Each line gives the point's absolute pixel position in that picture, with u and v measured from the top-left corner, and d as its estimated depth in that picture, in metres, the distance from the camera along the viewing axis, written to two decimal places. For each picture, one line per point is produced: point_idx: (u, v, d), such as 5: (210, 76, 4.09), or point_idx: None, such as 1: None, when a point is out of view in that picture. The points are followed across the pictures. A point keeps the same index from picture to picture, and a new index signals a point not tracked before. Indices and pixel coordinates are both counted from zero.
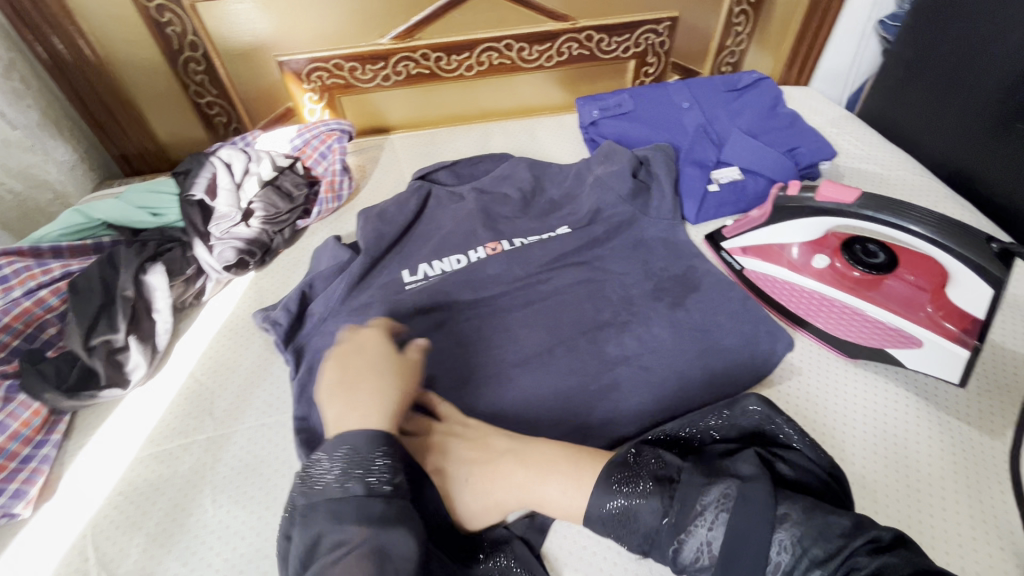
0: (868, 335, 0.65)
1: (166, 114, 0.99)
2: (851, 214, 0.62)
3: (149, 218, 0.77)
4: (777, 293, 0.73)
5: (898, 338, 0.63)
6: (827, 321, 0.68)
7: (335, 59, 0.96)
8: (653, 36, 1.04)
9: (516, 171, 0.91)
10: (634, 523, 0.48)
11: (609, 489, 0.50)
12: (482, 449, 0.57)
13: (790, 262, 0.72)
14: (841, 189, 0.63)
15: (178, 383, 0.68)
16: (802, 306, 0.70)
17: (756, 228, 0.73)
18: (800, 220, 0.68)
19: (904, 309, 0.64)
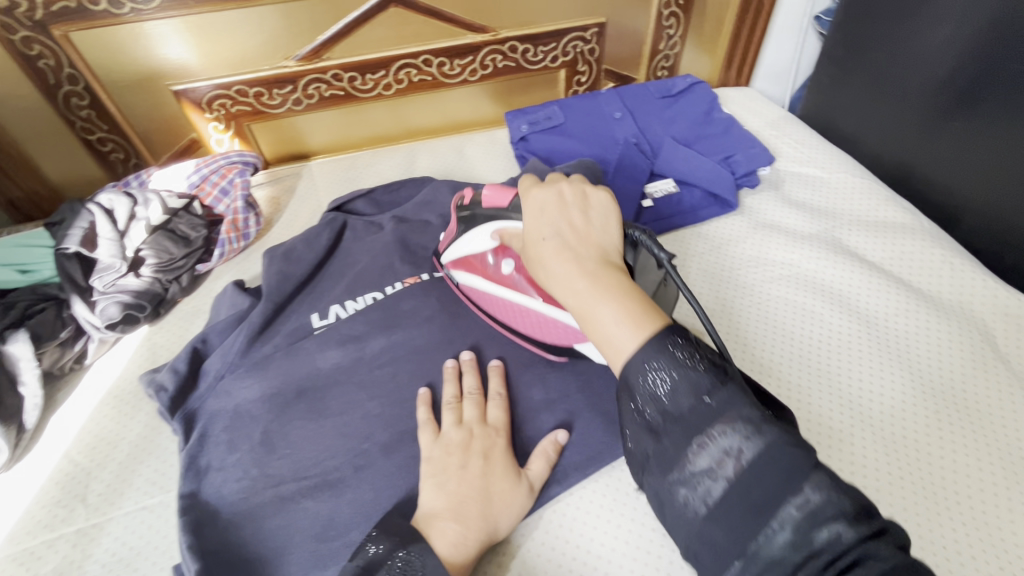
0: (561, 336, 0.63)
1: (57, 156, 0.90)
2: (509, 216, 0.61)
3: (18, 276, 0.68)
4: (492, 311, 0.69)
5: (573, 334, 0.62)
6: (531, 330, 0.66)
7: (237, 85, 0.89)
8: (581, 43, 0.99)
9: (438, 197, 0.86)
10: (670, 391, 0.37)
11: (665, 344, 0.38)
12: (576, 238, 0.46)
13: (487, 271, 0.67)
14: (498, 193, 0.64)
15: (51, 464, 0.60)
16: (513, 318, 0.67)
17: (456, 240, 0.70)
18: (475, 232, 0.66)
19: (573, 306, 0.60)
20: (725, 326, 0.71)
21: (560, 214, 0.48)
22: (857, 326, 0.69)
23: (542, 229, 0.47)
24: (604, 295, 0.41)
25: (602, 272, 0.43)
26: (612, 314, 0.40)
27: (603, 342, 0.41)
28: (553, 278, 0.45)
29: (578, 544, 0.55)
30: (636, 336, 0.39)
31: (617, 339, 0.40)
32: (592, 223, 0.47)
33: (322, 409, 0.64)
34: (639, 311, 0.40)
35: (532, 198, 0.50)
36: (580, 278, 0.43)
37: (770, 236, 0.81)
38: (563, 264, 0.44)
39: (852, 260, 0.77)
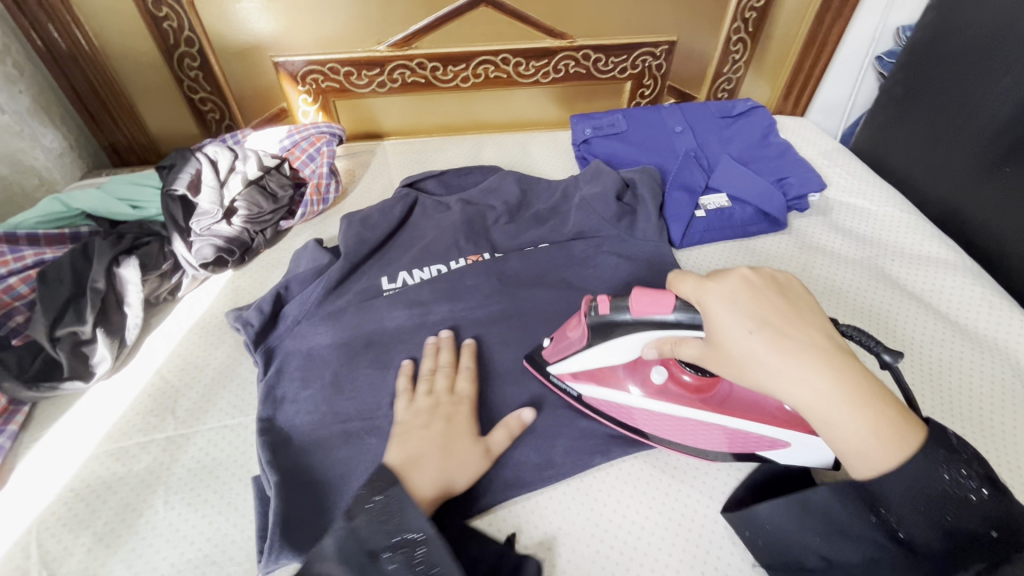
0: (735, 444, 0.59)
1: (161, 109, 1.00)
2: (672, 323, 0.51)
3: (129, 210, 0.76)
4: (632, 425, 0.62)
5: (766, 442, 0.57)
6: (684, 438, 0.61)
7: (331, 63, 0.96)
8: (650, 58, 1.05)
9: (504, 185, 0.92)
10: (940, 514, 0.40)
11: (933, 462, 0.41)
12: (789, 322, 0.44)
13: (626, 385, 0.61)
14: (655, 297, 0.52)
15: (144, 379, 0.66)
16: (670, 431, 0.61)
17: (576, 354, 0.61)
18: (617, 342, 0.57)
19: (745, 409, 0.57)
20: None
21: (757, 302, 0.45)
22: (892, 348, 0.73)
23: (749, 318, 0.44)
24: (850, 399, 0.41)
25: (841, 364, 0.42)
26: (864, 426, 0.41)
27: (852, 453, 0.42)
28: (787, 382, 0.42)
29: (616, 510, 0.58)
30: (897, 452, 0.41)
31: (875, 451, 0.41)
32: (800, 312, 0.46)
33: (386, 361, 0.69)
34: (898, 421, 0.41)
35: (709, 292, 0.47)
36: (819, 376, 0.42)
37: (817, 258, 0.85)
38: (805, 369, 0.42)
39: (894, 290, 0.80)
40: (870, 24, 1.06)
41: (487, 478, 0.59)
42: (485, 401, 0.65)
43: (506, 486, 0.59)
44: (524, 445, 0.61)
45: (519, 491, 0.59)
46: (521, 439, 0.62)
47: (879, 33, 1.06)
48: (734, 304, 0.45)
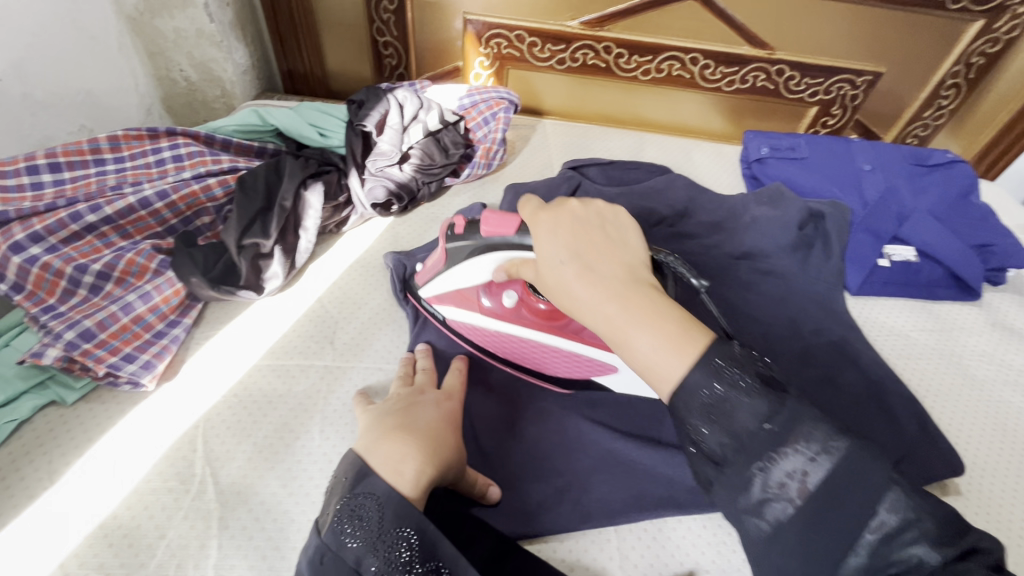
0: (574, 370, 0.60)
1: (343, 47, 1.01)
2: (518, 245, 0.50)
3: (316, 136, 0.77)
4: (489, 347, 0.62)
5: (597, 367, 0.59)
6: (546, 365, 0.61)
7: (519, 30, 0.94)
8: (847, 87, 0.97)
9: (671, 188, 0.87)
10: (731, 421, 0.36)
11: (712, 369, 0.36)
12: (596, 245, 0.42)
13: (485, 308, 0.61)
14: (504, 218, 0.50)
15: (306, 304, 0.67)
16: (530, 358, 0.61)
17: (440, 274, 0.60)
18: (472, 264, 0.55)
19: (594, 338, 0.59)
20: (948, 408, 0.68)
21: (585, 235, 0.42)
22: None
23: (572, 246, 0.42)
24: (636, 319, 0.39)
25: (632, 291, 0.40)
26: (650, 342, 0.38)
27: (643, 369, 0.39)
28: (576, 304, 0.40)
29: None
30: (677, 360, 0.37)
31: (667, 367, 0.38)
32: (612, 244, 0.42)
33: None
34: (677, 332, 0.38)
35: (539, 223, 0.44)
36: (609, 301, 0.39)
37: (1010, 339, 0.77)
38: (581, 288, 0.40)
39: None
40: None
41: (640, 490, 0.55)
42: (643, 408, 0.61)
43: (660, 503, 0.54)
44: (682, 465, 0.57)
45: (673, 513, 0.54)
46: (679, 457, 0.57)
47: None
48: (561, 232, 0.43)
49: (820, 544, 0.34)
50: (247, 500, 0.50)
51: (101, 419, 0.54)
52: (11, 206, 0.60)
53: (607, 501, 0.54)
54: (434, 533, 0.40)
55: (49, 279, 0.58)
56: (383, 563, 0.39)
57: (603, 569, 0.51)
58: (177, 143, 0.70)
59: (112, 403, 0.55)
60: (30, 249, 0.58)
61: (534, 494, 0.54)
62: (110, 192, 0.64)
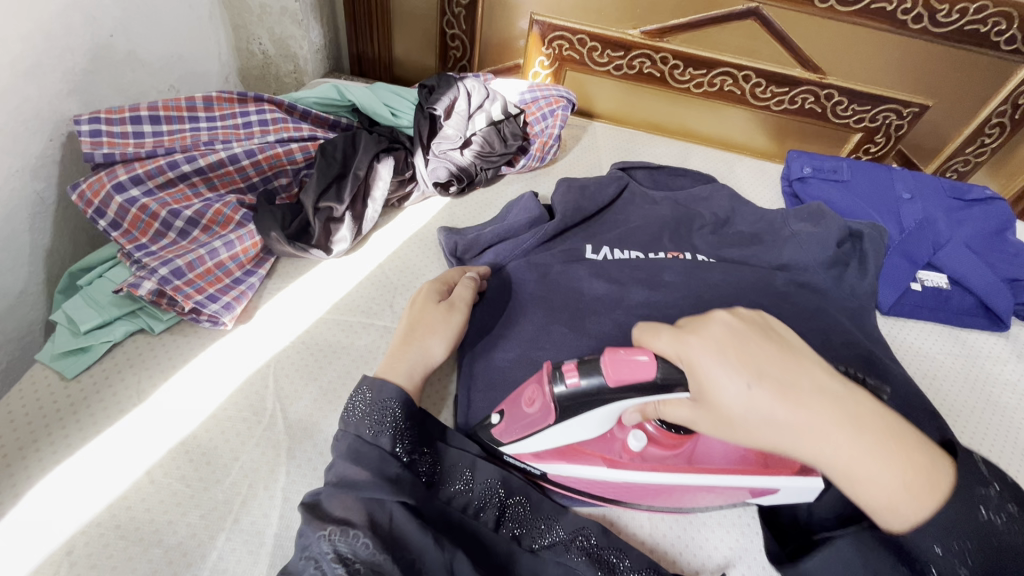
0: (718, 502, 0.54)
1: (412, 36, 1.06)
2: (658, 388, 0.45)
3: (388, 115, 0.82)
4: (602, 492, 0.55)
5: (749, 494, 0.53)
6: (680, 499, 0.54)
7: (582, 34, 0.99)
8: (893, 116, 1.00)
9: (715, 197, 0.90)
10: (1009, 547, 0.40)
11: (966, 502, 0.40)
12: (783, 362, 0.41)
13: (602, 454, 0.54)
14: (642, 364, 0.44)
15: (369, 268, 0.72)
16: (652, 495, 0.54)
17: (539, 432, 0.51)
18: (586, 417, 0.48)
19: (725, 462, 0.53)
20: (970, 428, 0.70)
21: (764, 349, 0.41)
22: None
23: (738, 356, 0.40)
24: (888, 450, 0.39)
25: (848, 402, 0.40)
26: (892, 476, 0.39)
27: (844, 476, 0.40)
28: (776, 430, 0.40)
29: None
30: (929, 501, 0.40)
31: (913, 511, 0.40)
32: (789, 355, 0.42)
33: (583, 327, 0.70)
34: (925, 463, 0.40)
35: (690, 344, 0.42)
36: (829, 426, 0.39)
37: None
38: (788, 418, 0.39)
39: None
40: None
41: None
42: None
43: None
44: None
45: None
46: None
47: None
48: (749, 350, 0.41)
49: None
50: (312, 436, 0.55)
51: (183, 350, 0.59)
52: (116, 149, 0.65)
53: None
54: (413, 404, 0.52)
55: (144, 220, 0.64)
56: (376, 423, 0.50)
57: (634, 535, 0.55)
58: (264, 108, 0.75)
59: (193, 337, 0.60)
60: (130, 191, 0.63)
61: None
62: (204, 146, 0.69)
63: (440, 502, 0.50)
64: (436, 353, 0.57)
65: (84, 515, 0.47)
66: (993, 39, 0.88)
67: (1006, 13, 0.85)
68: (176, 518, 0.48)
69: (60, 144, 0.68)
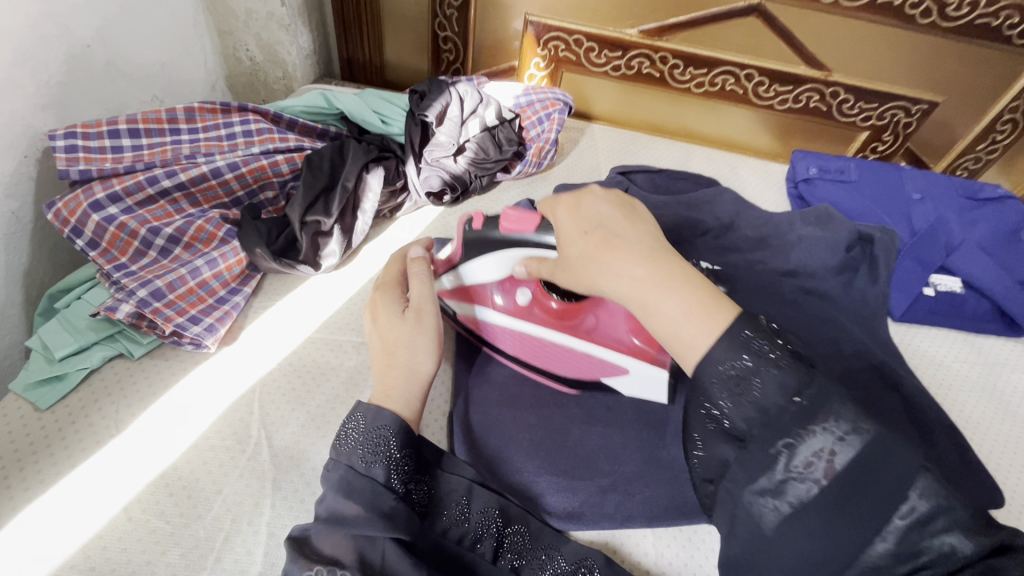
0: (583, 373, 0.62)
1: (403, 39, 1.04)
2: (534, 242, 0.55)
3: (378, 123, 0.79)
4: (499, 343, 0.64)
5: (607, 369, 0.62)
6: (555, 365, 0.63)
7: (578, 34, 0.96)
8: (901, 114, 0.97)
9: (717, 201, 0.87)
10: (751, 394, 0.37)
11: (738, 338, 0.38)
12: (617, 222, 0.47)
13: (499, 307, 0.64)
14: (523, 216, 0.55)
15: (359, 283, 0.69)
16: (539, 355, 0.63)
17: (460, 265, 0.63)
18: (488, 257, 0.59)
19: (605, 339, 0.63)
20: (988, 440, 0.67)
21: (609, 215, 0.48)
22: None
23: (583, 225, 0.48)
24: (666, 285, 0.42)
25: (662, 256, 0.44)
26: (675, 305, 0.41)
27: (671, 336, 0.41)
28: (602, 270, 0.45)
29: None
30: (706, 329, 0.39)
31: (693, 333, 0.40)
32: (635, 221, 0.48)
33: None
34: (708, 301, 0.40)
35: (560, 205, 0.51)
36: (636, 263, 0.43)
37: None
38: (615, 258, 0.44)
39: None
40: None
41: (679, 496, 0.55)
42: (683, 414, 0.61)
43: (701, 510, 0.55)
44: None
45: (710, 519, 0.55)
46: None
47: None
48: (589, 208, 0.49)
49: (843, 529, 0.33)
50: (299, 465, 0.52)
51: (164, 375, 0.56)
52: (93, 165, 0.62)
53: (648, 505, 0.55)
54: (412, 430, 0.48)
55: (122, 238, 0.61)
56: (371, 451, 0.46)
57: (640, 564, 0.52)
58: (248, 118, 0.72)
59: (175, 361, 0.58)
60: (108, 209, 0.61)
61: (574, 488, 0.55)
62: (185, 160, 0.66)
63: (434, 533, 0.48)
64: (425, 367, 0.52)
65: (57, 557, 0.44)
66: (1005, 33, 0.85)
67: (1018, 5, 0.82)
68: (156, 557, 0.45)
69: (36, 161, 0.65)
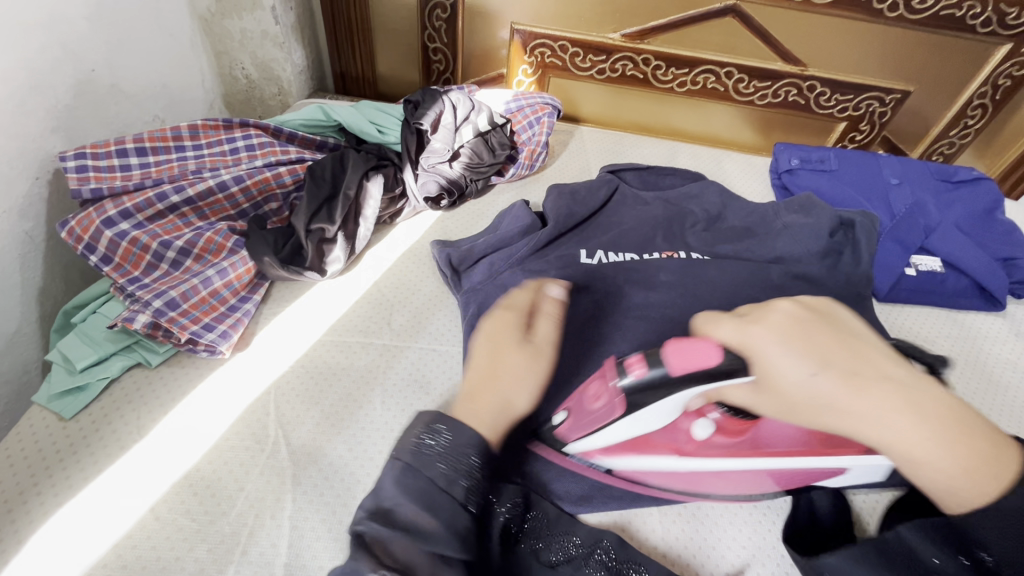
0: (783, 482, 0.53)
1: (393, 51, 1.07)
2: (722, 376, 0.43)
3: (374, 132, 0.82)
4: (668, 482, 0.54)
5: (825, 472, 0.51)
6: (741, 481, 0.53)
7: (563, 40, 0.99)
8: (876, 104, 1.01)
9: (705, 194, 0.90)
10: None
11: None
12: (852, 352, 0.43)
13: (661, 447, 0.50)
14: (692, 348, 0.44)
15: (364, 287, 0.71)
16: (720, 479, 0.53)
17: (595, 424, 0.50)
18: (648, 410, 0.46)
19: (785, 450, 0.48)
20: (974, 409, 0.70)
21: (834, 346, 0.44)
22: None
23: (810, 353, 0.43)
24: (944, 435, 0.40)
25: (923, 397, 0.41)
26: (953, 463, 0.39)
27: (918, 471, 0.40)
28: (775, 361, 0.43)
29: None
30: (987, 486, 0.38)
31: (963, 485, 0.39)
32: (851, 349, 0.44)
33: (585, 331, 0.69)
34: (988, 449, 0.39)
35: (752, 328, 0.45)
36: (898, 411, 0.40)
37: None
38: (870, 403, 0.41)
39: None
40: None
41: None
42: None
43: None
44: None
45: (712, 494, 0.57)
46: None
47: None
48: (807, 336, 0.44)
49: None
50: (316, 461, 0.54)
51: (181, 382, 0.58)
52: (103, 184, 0.65)
53: None
54: None
55: (135, 253, 0.63)
56: None
57: (647, 540, 0.55)
58: (250, 133, 0.75)
59: (191, 368, 0.60)
60: (120, 225, 0.63)
61: None
62: (191, 176, 0.69)
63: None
64: (518, 404, 0.46)
65: (89, 557, 0.46)
66: (970, 22, 0.88)
67: None
68: (183, 554, 0.47)
69: (47, 182, 0.67)
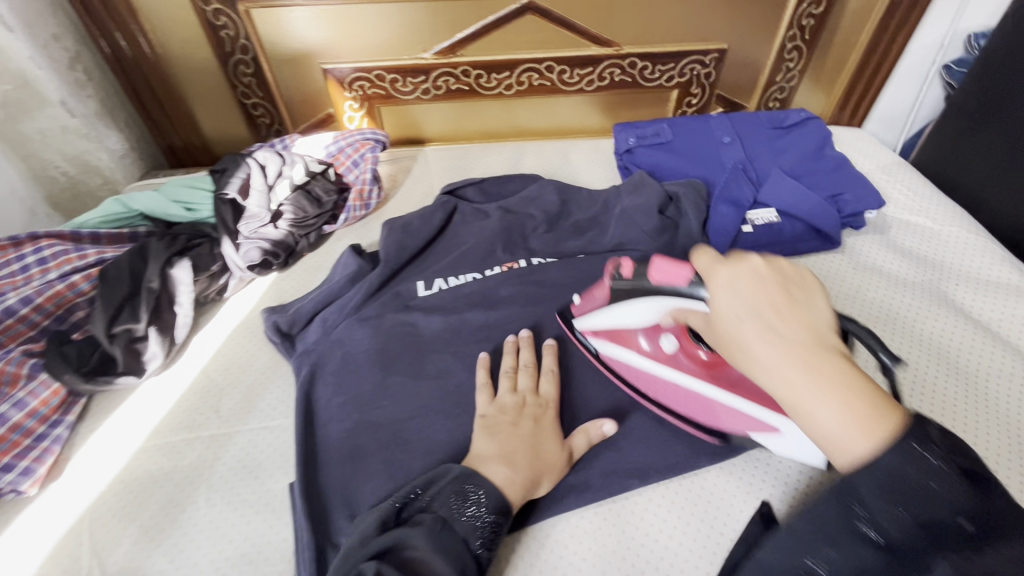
0: (734, 425, 0.56)
1: (216, 115, 1.05)
2: (686, 293, 0.48)
3: (183, 212, 0.80)
4: (635, 381, 0.62)
5: (761, 426, 0.54)
6: (684, 408, 0.59)
7: (377, 70, 0.97)
8: (699, 67, 1.03)
9: (544, 194, 0.89)
10: (930, 503, 0.31)
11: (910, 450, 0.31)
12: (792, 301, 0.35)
13: (639, 350, 0.59)
14: (674, 267, 0.49)
15: (189, 376, 0.69)
16: (676, 399, 0.59)
17: (598, 310, 0.61)
18: (639, 303, 0.55)
19: (748, 392, 0.53)
20: None
21: (763, 291, 0.36)
22: (946, 375, 0.68)
23: (747, 301, 0.36)
24: (822, 389, 0.33)
25: (819, 356, 0.33)
26: (833, 415, 0.32)
27: (820, 438, 0.34)
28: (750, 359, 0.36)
29: (643, 532, 0.55)
30: (872, 435, 0.32)
31: (844, 443, 0.32)
32: (800, 304, 0.36)
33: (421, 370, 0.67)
34: (867, 408, 0.32)
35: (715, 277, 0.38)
36: (790, 363, 0.34)
37: (871, 277, 0.81)
38: (788, 366, 0.33)
39: (990, 339, 0.72)
40: (939, 28, 0.98)
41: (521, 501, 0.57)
42: None
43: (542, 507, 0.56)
44: None
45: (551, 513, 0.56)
46: None
47: (949, 39, 0.98)
48: (742, 287, 0.36)
49: None
50: None
51: None
52: None
53: None
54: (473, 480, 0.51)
55: None
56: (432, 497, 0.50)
57: None
58: (40, 246, 0.71)
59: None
60: None
61: None
62: None
63: (455, 542, 0.47)
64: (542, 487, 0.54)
65: None
66: None
67: None
68: None
69: None
